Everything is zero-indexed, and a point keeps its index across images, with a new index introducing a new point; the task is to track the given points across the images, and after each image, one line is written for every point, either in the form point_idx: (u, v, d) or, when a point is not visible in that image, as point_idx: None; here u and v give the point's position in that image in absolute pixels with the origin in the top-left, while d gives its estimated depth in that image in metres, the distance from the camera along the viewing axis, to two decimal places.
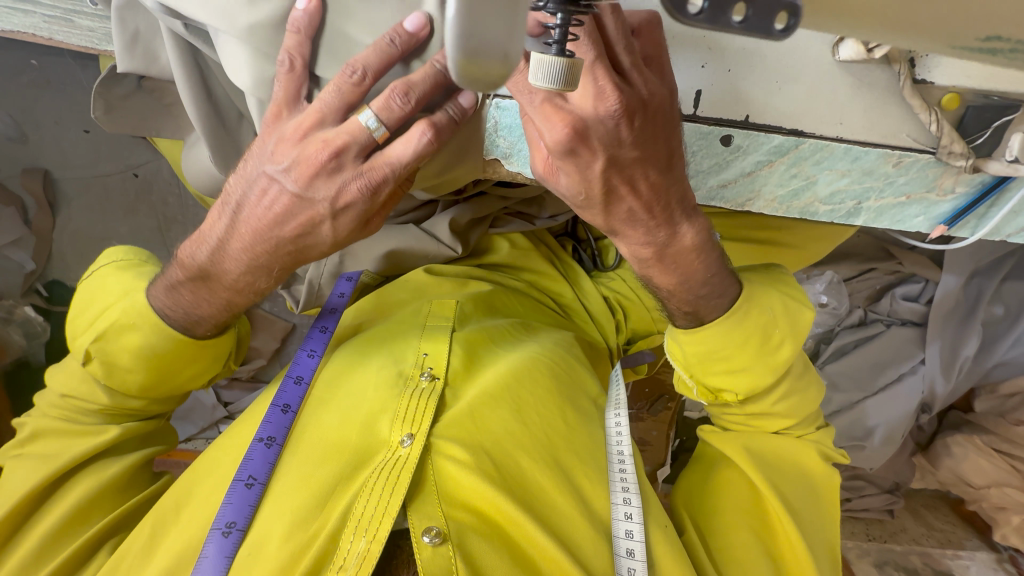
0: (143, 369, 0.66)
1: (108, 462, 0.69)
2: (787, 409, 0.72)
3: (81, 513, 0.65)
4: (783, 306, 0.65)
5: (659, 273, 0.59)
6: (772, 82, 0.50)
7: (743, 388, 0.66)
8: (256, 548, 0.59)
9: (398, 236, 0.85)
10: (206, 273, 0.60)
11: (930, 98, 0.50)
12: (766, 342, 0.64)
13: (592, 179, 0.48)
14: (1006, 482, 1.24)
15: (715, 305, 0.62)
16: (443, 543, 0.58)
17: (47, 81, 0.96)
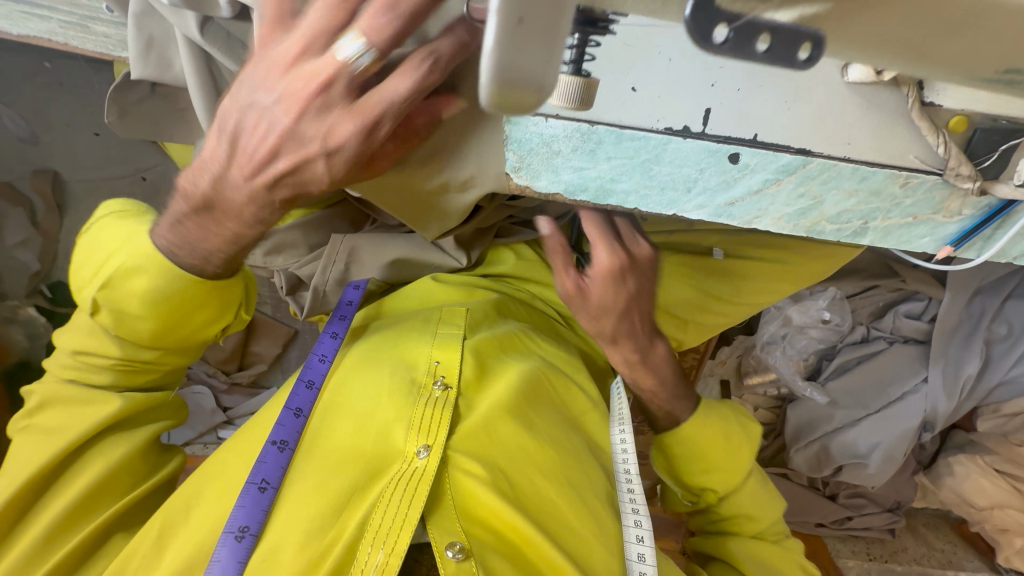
0: (153, 315, 0.65)
1: (122, 438, 0.70)
2: (757, 506, 0.77)
3: (98, 490, 0.65)
4: (738, 422, 0.79)
5: (642, 376, 0.76)
6: (780, 103, 0.50)
7: (720, 485, 0.77)
8: (270, 554, 0.58)
9: (403, 244, 0.85)
10: (209, 205, 0.57)
11: (938, 120, 0.51)
12: (730, 445, 0.77)
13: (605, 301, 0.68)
14: (1007, 503, 1.25)
15: (683, 408, 0.78)
16: (466, 559, 0.58)
17: (60, 84, 0.97)
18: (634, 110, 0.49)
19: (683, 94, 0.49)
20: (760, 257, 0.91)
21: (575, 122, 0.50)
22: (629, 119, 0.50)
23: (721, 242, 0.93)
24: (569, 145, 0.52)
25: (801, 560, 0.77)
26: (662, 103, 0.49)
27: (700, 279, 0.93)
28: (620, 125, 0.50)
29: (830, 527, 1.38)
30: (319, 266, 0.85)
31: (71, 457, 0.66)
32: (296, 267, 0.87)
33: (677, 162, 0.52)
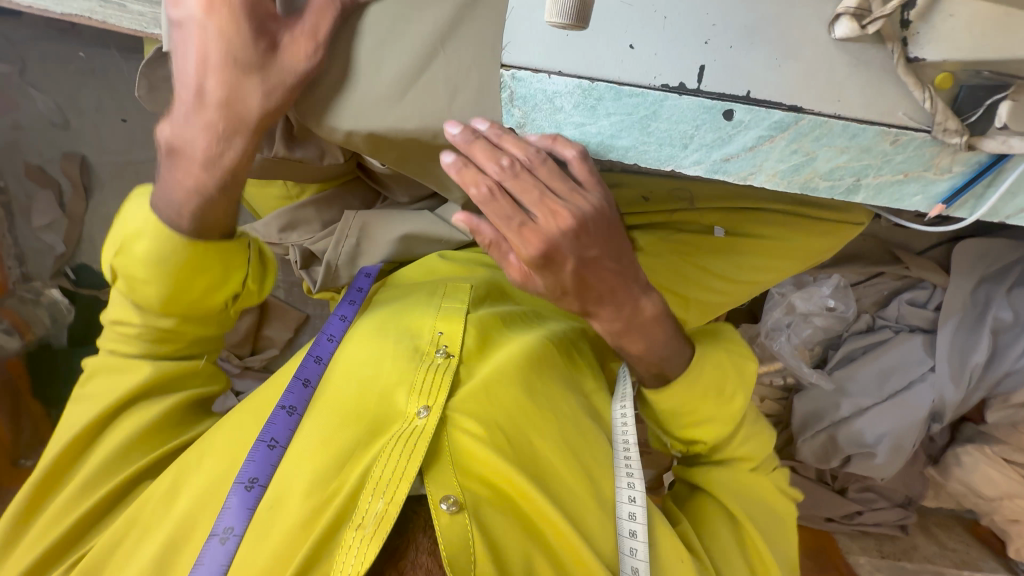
0: (159, 280, 0.63)
1: (157, 400, 0.69)
2: (747, 443, 0.78)
3: (136, 440, 0.66)
4: (731, 363, 0.77)
5: (630, 342, 0.69)
6: (771, 60, 0.53)
7: (710, 434, 0.76)
8: (276, 502, 0.61)
9: (415, 220, 0.89)
10: (185, 152, 0.58)
11: (924, 77, 0.53)
12: (719, 394, 0.75)
13: (566, 277, 0.60)
14: (1017, 493, 1.23)
15: (676, 364, 0.73)
16: (459, 512, 0.60)
17: (92, 71, 1.03)
18: (632, 67, 0.53)
19: (678, 53, 0.53)
20: (756, 233, 0.94)
21: (577, 79, 0.54)
22: (628, 76, 0.53)
23: (722, 221, 0.95)
24: (571, 101, 0.56)
25: (777, 483, 0.79)
26: (658, 61, 0.53)
27: (703, 258, 0.95)
28: (619, 81, 0.53)
29: (839, 522, 1.37)
30: (331, 242, 0.88)
31: (114, 416, 0.67)
32: (310, 243, 0.90)
33: (674, 118, 0.55)
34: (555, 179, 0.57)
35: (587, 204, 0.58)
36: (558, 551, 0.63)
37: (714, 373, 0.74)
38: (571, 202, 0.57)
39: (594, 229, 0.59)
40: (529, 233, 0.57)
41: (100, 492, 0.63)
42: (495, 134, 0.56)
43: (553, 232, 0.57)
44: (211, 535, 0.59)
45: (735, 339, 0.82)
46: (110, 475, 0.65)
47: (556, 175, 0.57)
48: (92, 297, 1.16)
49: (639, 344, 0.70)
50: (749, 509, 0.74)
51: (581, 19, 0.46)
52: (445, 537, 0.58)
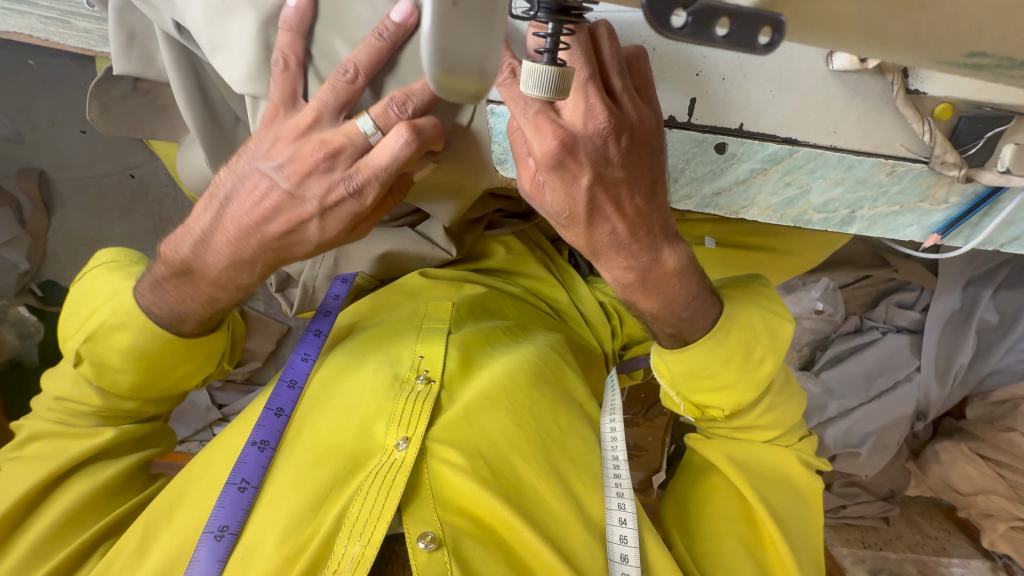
0: (133, 368, 0.64)
1: (108, 462, 0.69)
2: (763, 416, 0.72)
3: (80, 512, 0.64)
4: (769, 327, 0.64)
5: (642, 297, 0.58)
6: (766, 92, 0.50)
7: (728, 405, 0.66)
8: (249, 554, 0.58)
9: (391, 238, 0.85)
10: (188, 269, 0.59)
11: (923, 108, 0.50)
12: (748, 358, 0.64)
13: (578, 197, 0.48)
14: (991, 488, 1.24)
15: (697, 327, 0.62)
16: (438, 549, 0.58)
17: (44, 81, 0.97)
18: None
19: (668, 85, 0.50)
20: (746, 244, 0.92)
21: None
22: None
23: (712, 231, 0.92)
24: None
25: (803, 458, 0.75)
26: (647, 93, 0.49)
27: None
28: None
29: (825, 515, 1.40)
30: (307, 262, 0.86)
31: (61, 480, 0.66)
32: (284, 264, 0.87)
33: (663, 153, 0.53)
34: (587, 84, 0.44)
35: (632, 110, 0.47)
36: None
37: (740, 330, 0.62)
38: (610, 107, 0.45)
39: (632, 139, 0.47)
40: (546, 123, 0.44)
41: (46, 567, 0.60)
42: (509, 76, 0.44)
43: (577, 132, 0.45)
44: None
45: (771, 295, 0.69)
46: (59, 544, 0.62)
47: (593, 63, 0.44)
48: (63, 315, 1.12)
49: (653, 302, 0.58)
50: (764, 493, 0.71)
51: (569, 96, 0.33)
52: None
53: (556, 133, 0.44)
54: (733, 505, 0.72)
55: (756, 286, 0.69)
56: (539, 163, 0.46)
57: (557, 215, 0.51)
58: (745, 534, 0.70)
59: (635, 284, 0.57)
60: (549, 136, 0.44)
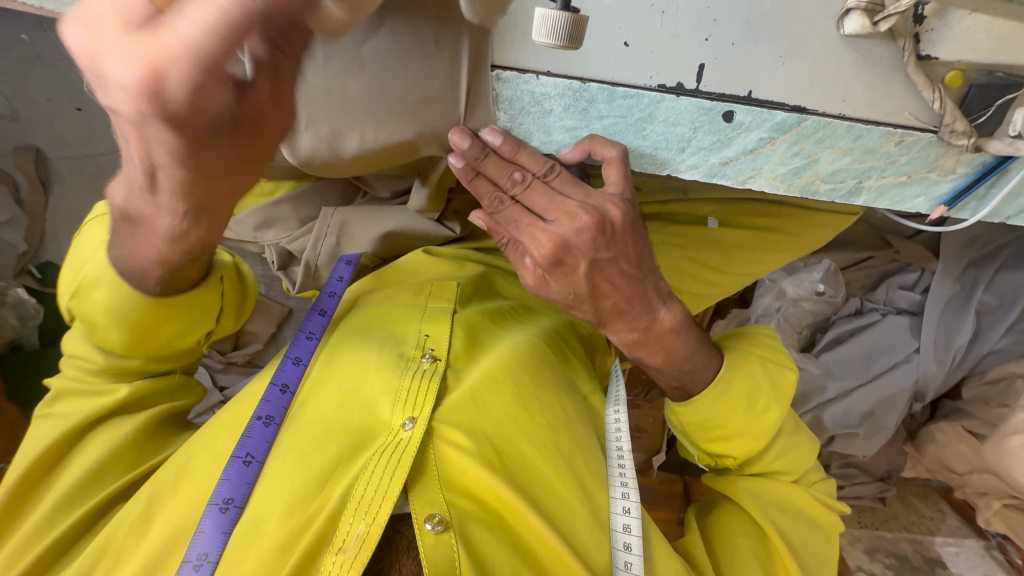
0: (120, 329, 0.61)
1: (125, 420, 0.68)
2: (781, 459, 0.75)
3: (96, 471, 0.64)
4: (766, 372, 0.73)
5: (647, 353, 0.67)
6: (775, 57, 0.49)
7: (739, 452, 0.73)
8: (253, 526, 0.58)
9: (396, 217, 0.84)
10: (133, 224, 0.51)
11: (934, 75, 0.50)
12: (753, 404, 0.71)
13: (580, 280, 0.56)
14: (984, 467, 1.24)
15: (701, 379, 0.71)
16: (445, 531, 0.59)
17: (38, 56, 0.95)
18: (626, 67, 0.49)
19: (674, 51, 0.49)
20: (752, 225, 0.92)
21: (567, 80, 0.50)
22: (622, 77, 0.50)
23: (716, 212, 0.93)
24: (561, 104, 0.52)
25: (818, 495, 0.78)
26: (654, 59, 0.49)
27: (694, 249, 0.93)
28: (613, 82, 0.50)
29: None
30: (310, 241, 0.84)
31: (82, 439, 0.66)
32: (287, 242, 0.86)
33: (670, 121, 0.52)
34: (579, 185, 0.55)
35: (608, 205, 0.54)
36: (545, 562, 0.62)
37: (744, 386, 0.71)
38: (588, 203, 0.54)
39: (611, 231, 0.54)
40: (539, 233, 0.53)
41: (66, 523, 0.61)
42: (510, 147, 0.53)
43: (567, 233, 0.53)
44: (183, 562, 0.56)
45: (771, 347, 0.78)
46: (62, 512, 0.62)
47: (570, 180, 0.54)
48: (62, 296, 1.12)
49: (656, 357, 0.67)
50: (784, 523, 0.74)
51: (573, 39, 0.41)
52: (429, 560, 0.56)
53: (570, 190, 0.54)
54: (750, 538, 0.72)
55: (752, 334, 0.80)
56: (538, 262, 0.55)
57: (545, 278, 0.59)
58: (765, 554, 0.71)
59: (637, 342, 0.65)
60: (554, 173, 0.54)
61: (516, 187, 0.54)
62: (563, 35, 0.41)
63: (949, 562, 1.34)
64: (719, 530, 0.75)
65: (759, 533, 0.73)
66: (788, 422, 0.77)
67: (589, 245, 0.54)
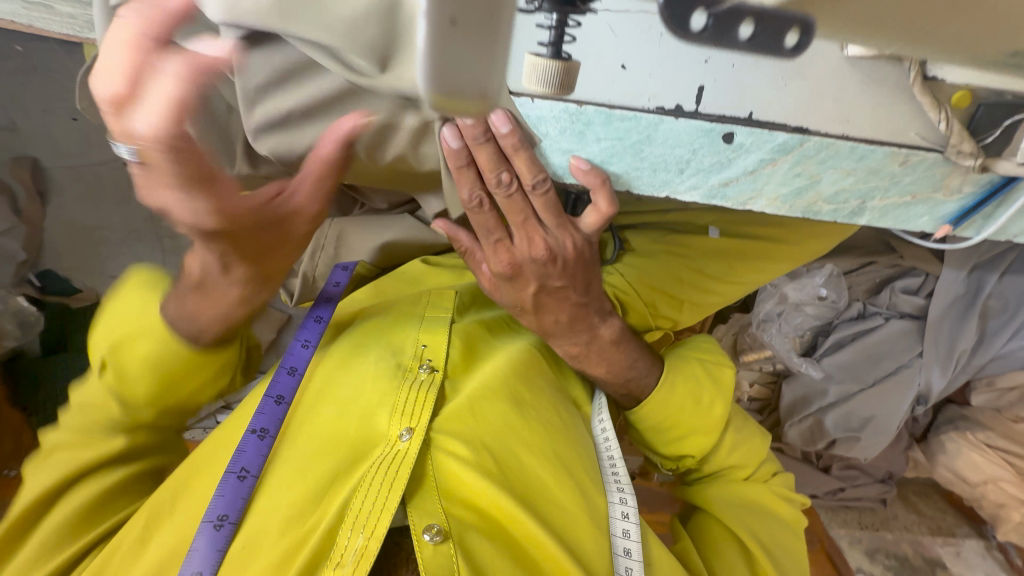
0: (148, 383, 0.61)
1: (115, 468, 0.66)
2: (737, 451, 0.79)
3: (80, 522, 0.62)
4: (706, 371, 0.79)
5: (591, 365, 0.74)
6: (776, 79, 0.48)
7: (698, 449, 0.76)
8: (248, 544, 0.58)
9: (394, 228, 0.84)
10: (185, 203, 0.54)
11: (941, 95, 0.48)
12: (698, 402, 0.75)
13: (526, 297, 0.67)
14: (1001, 478, 1.23)
15: (649, 384, 0.75)
16: (443, 541, 0.57)
17: (33, 67, 0.96)
18: (625, 88, 0.48)
19: (675, 72, 0.48)
20: (751, 234, 0.90)
21: (564, 103, 0.49)
22: (619, 99, 0.48)
23: (717, 221, 0.91)
24: (558, 127, 0.51)
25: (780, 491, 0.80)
26: (654, 81, 0.48)
27: (694, 259, 0.92)
28: (610, 105, 0.49)
29: (823, 497, 1.39)
30: (307, 251, 0.86)
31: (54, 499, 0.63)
32: None
33: (669, 142, 0.51)
34: (528, 223, 0.60)
35: (569, 241, 0.63)
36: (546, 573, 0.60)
37: (684, 386, 0.75)
38: (555, 234, 0.62)
39: (564, 264, 0.65)
40: (502, 250, 0.63)
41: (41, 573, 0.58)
42: (513, 142, 0.50)
43: (523, 257, 0.63)
44: None
45: (709, 344, 0.86)
46: (29, 573, 0.58)
47: (547, 207, 0.59)
48: (62, 304, 1.14)
49: (598, 367, 0.73)
50: (753, 523, 0.74)
51: (564, 84, 0.39)
52: (428, 569, 0.54)
53: (536, 243, 0.62)
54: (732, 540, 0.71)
55: (694, 342, 0.86)
56: (495, 272, 0.65)
57: (508, 301, 0.70)
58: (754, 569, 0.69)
59: (581, 353, 0.73)
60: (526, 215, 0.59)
61: (497, 194, 0.56)
62: (554, 79, 0.38)
63: (949, 563, 1.34)
64: (702, 538, 0.74)
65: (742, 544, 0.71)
66: (736, 416, 0.82)
67: (541, 268, 0.64)
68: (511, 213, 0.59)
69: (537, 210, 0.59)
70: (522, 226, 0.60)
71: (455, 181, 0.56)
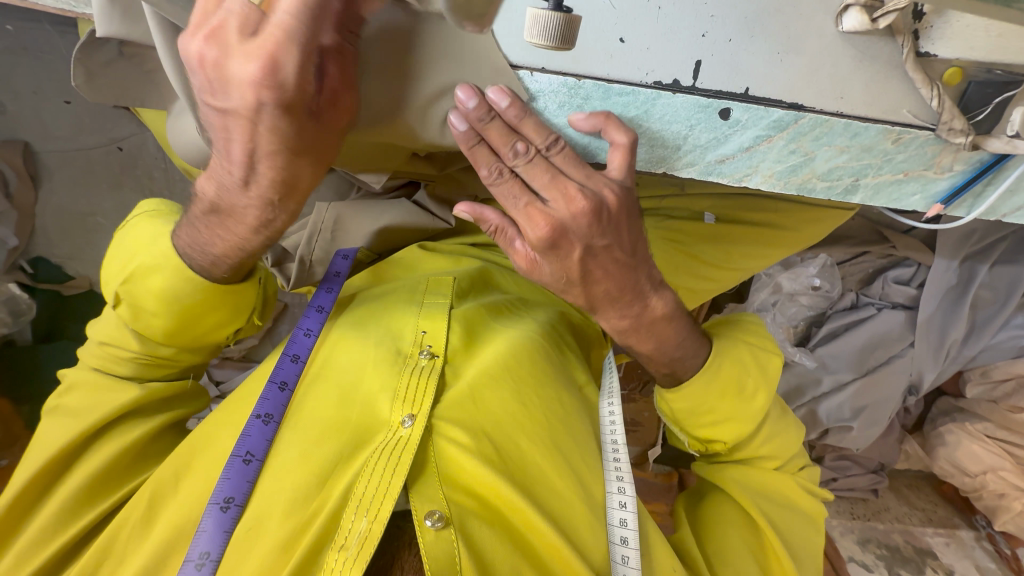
0: (171, 314, 0.62)
1: (136, 423, 0.67)
2: (772, 439, 0.76)
3: (102, 479, 0.63)
4: (752, 358, 0.73)
5: (639, 341, 0.65)
6: (772, 55, 0.49)
7: (729, 436, 0.73)
8: (254, 526, 0.57)
9: (391, 212, 0.85)
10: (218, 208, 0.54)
11: (933, 72, 0.50)
12: (740, 391, 0.72)
13: (573, 267, 0.54)
14: (1000, 467, 1.25)
15: (689, 366, 0.70)
16: (445, 527, 0.57)
17: (25, 48, 0.95)
18: (623, 63, 0.49)
19: (673, 47, 0.49)
20: (748, 220, 0.91)
21: (562, 77, 0.50)
22: (618, 73, 0.49)
23: (713, 206, 0.92)
24: (555, 101, 0.52)
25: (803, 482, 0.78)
26: (652, 55, 0.49)
27: (691, 245, 0.92)
28: (608, 79, 0.49)
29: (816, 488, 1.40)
30: (304, 237, 0.83)
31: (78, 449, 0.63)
32: (282, 239, 0.85)
33: (667, 118, 0.51)
34: (556, 178, 0.50)
35: (608, 191, 0.52)
36: (544, 558, 0.61)
37: (730, 371, 0.71)
38: (588, 185, 0.51)
39: (609, 219, 0.52)
40: (536, 213, 0.50)
41: (74, 528, 0.59)
42: (516, 112, 0.50)
43: (563, 216, 0.51)
44: (185, 561, 0.55)
45: (752, 325, 0.79)
46: (58, 530, 0.59)
47: (571, 161, 0.51)
48: (54, 292, 1.13)
49: (646, 344, 0.65)
50: (771, 511, 0.74)
51: (565, 39, 0.43)
52: (431, 556, 0.55)
53: (574, 203, 0.50)
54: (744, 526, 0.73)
55: (743, 323, 0.79)
56: (532, 245, 0.52)
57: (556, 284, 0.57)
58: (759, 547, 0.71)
59: (628, 330, 0.64)
60: (552, 179, 0.51)
61: (515, 166, 0.51)
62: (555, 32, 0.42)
63: (939, 553, 1.36)
64: (715, 523, 0.74)
65: (752, 525, 0.73)
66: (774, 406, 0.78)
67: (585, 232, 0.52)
68: (535, 182, 0.51)
69: (564, 169, 0.51)
70: (548, 191, 0.51)
71: (472, 165, 0.52)
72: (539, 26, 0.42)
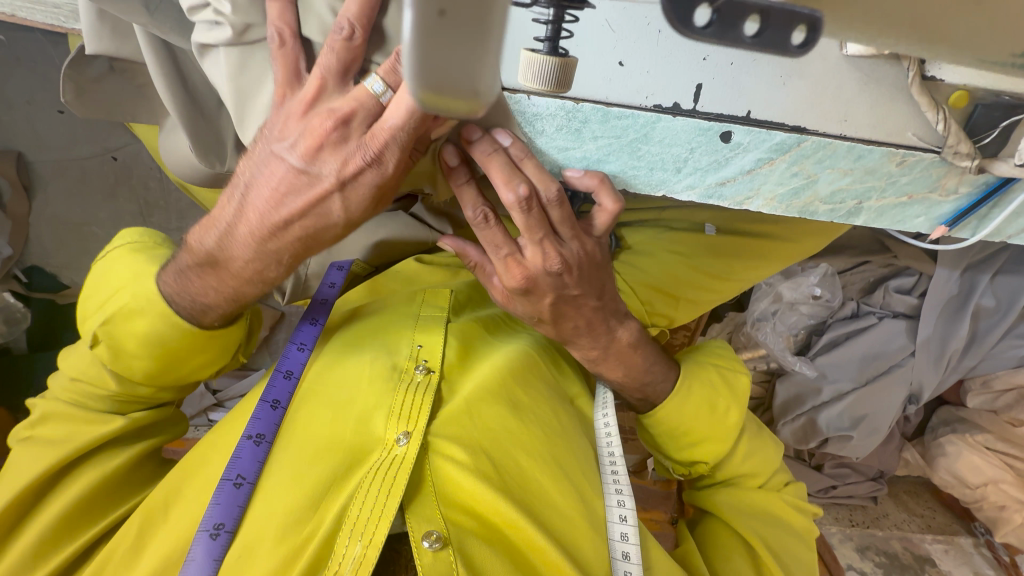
0: (149, 357, 0.61)
1: (120, 451, 0.67)
2: (753, 459, 0.77)
3: (80, 510, 0.62)
4: (724, 380, 0.75)
5: (608, 368, 0.73)
6: (774, 78, 0.48)
7: (711, 455, 0.73)
8: (246, 550, 0.56)
9: (387, 225, 0.87)
10: (212, 259, 0.56)
11: (939, 95, 0.48)
12: (713, 408, 0.73)
13: (545, 309, 0.64)
14: (1000, 478, 1.24)
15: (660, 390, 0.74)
16: (443, 548, 0.56)
17: (16, 58, 0.94)
18: (621, 87, 0.47)
19: (673, 70, 0.47)
20: (750, 232, 0.90)
21: (560, 100, 0.48)
22: (616, 97, 0.48)
23: (713, 218, 0.91)
24: (554, 124, 0.51)
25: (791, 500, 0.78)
26: (650, 78, 0.47)
27: (691, 258, 0.92)
28: (607, 103, 0.48)
29: (815, 495, 1.40)
30: None
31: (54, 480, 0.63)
32: None
33: (667, 141, 0.51)
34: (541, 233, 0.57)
35: (581, 248, 0.61)
36: None
37: (700, 393, 0.72)
38: (568, 244, 0.60)
39: (580, 271, 0.61)
40: (514, 264, 0.58)
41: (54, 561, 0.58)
42: (518, 151, 0.51)
43: (538, 269, 0.59)
44: None
45: (717, 350, 0.82)
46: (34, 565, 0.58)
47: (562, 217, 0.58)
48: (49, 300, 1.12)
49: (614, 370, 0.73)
50: (763, 530, 0.73)
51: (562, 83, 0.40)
52: None
53: (551, 258, 0.58)
54: (740, 547, 0.71)
55: (708, 348, 0.82)
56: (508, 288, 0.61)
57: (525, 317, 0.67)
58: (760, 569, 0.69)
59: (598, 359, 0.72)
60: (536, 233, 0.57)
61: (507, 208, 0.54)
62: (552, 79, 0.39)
63: (938, 560, 1.35)
64: (713, 545, 0.73)
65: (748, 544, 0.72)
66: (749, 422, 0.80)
67: (558, 279, 0.61)
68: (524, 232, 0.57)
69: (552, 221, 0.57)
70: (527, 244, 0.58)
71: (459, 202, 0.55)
72: (532, 71, 0.39)
